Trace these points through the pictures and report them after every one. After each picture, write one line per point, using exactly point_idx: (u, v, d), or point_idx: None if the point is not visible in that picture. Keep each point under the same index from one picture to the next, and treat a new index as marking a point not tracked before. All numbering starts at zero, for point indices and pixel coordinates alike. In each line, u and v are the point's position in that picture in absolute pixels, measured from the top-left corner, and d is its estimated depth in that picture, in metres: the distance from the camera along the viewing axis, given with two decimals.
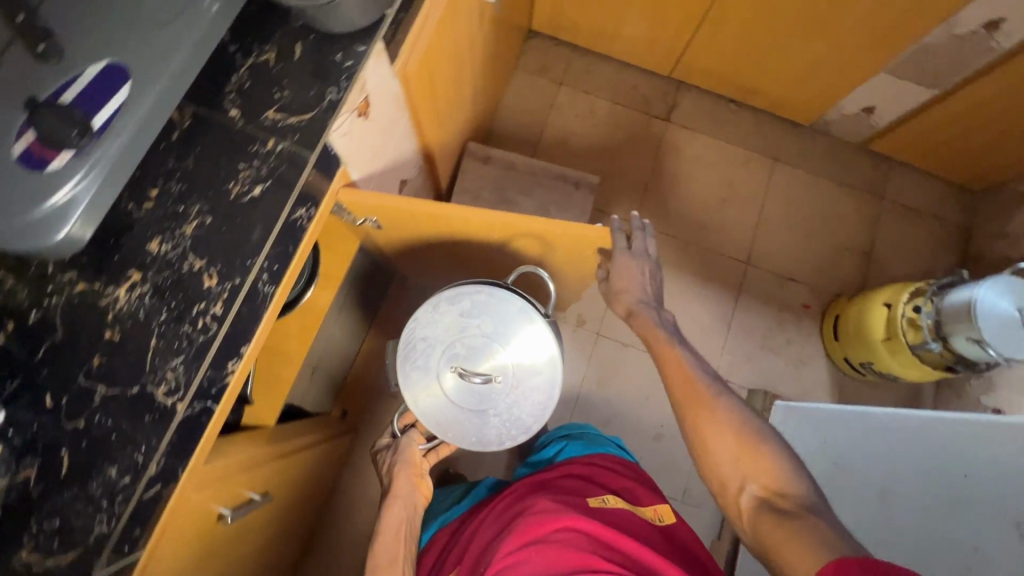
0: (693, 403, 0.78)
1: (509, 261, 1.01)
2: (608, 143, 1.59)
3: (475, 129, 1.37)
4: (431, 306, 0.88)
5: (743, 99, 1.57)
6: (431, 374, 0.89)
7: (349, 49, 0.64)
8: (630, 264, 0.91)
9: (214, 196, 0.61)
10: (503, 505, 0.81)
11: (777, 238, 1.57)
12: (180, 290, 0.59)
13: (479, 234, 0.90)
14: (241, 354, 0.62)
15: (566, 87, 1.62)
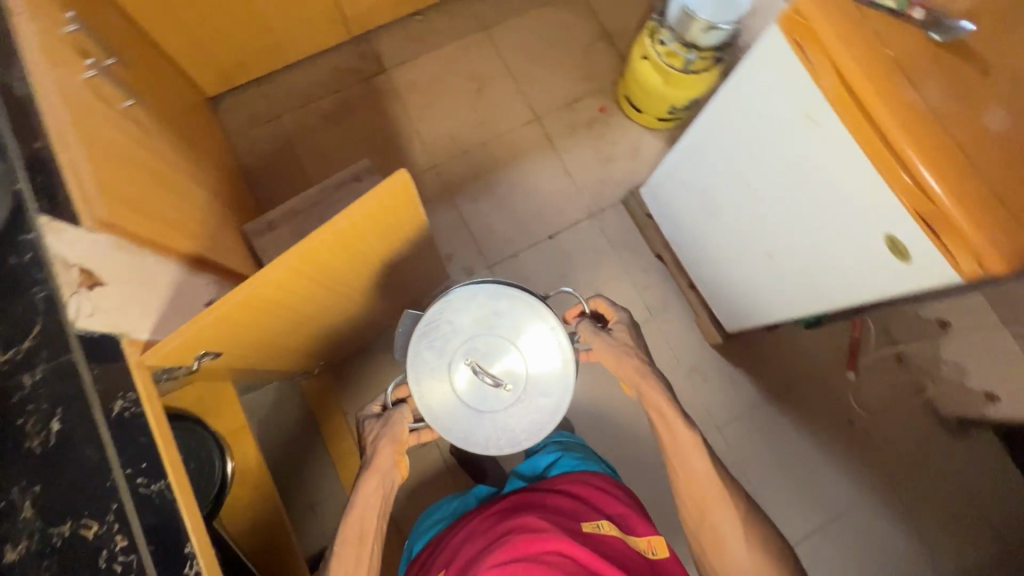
0: (694, 480, 0.82)
1: (357, 281, 0.99)
2: (359, 127, 1.58)
3: (242, 212, 1.30)
4: (469, 295, 0.80)
5: (421, 4, 1.59)
6: (443, 356, 0.80)
7: (17, 245, 0.59)
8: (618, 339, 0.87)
9: (21, 466, 0.54)
10: (491, 525, 0.80)
11: (541, 80, 1.65)
12: (72, 566, 0.53)
13: (314, 286, 0.84)
14: (190, 549, 0.60)
15: (284, 117, 1.57)
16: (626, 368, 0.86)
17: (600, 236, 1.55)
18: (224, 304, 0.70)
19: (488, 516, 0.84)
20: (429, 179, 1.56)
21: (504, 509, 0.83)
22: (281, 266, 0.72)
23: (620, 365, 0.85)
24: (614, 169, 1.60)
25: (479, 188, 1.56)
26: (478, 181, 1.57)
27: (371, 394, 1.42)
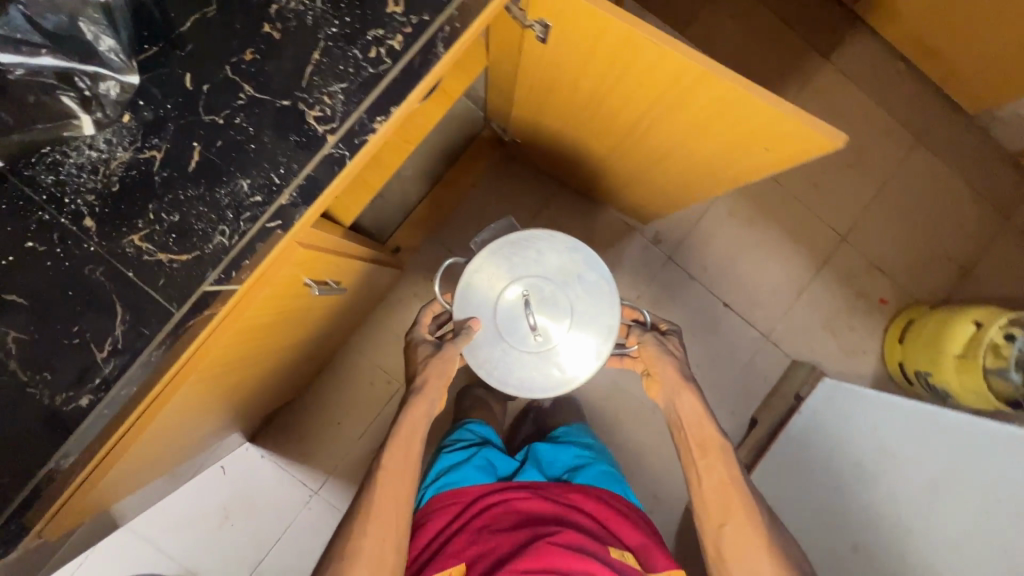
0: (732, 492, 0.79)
1: (642, 143, 0.88)
2: (751, 61, 1.42)
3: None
4: (569, 245, 0.86)
5: (918, 61, 1.38)
6: (511, 271, 0.86)
7: None
8: (671, 349, 0.89)
9: None
10: (509, 534, 0.76)
11: (883, 222, 1.45)
12: (365, 12, 0.58)
13: (651, 104, 0.74)
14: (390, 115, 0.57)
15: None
16: (668, 385, 0.87)
17: (745, 354, 1.42)
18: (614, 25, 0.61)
19: (512, 513, 0.80)
20: None
21: (524, 517, 0.79)
22: (684, 60, 0.61)
23: (669, 376, 0.86)
24: (824, 341, 1.43)
25: (743, 211, 1.43)
26: (749, 209, 1.43)
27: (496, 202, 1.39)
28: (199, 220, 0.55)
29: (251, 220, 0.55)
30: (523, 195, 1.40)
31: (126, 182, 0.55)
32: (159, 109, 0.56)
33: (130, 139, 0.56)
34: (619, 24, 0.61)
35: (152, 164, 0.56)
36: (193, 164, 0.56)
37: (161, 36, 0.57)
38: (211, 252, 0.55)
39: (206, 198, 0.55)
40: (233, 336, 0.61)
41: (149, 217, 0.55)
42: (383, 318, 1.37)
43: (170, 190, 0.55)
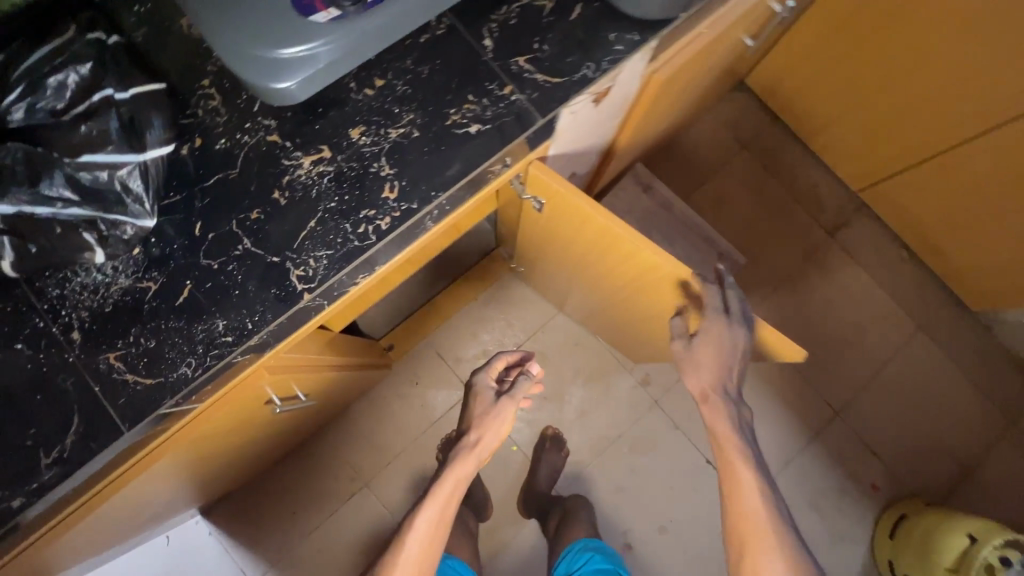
0: (743, 518, 0.69)
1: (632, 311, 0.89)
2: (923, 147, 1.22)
3: (653, 138, 1.22)
4: None
5: (922, 254, 1.44)
6: None
7: (624, 34, 0.59)
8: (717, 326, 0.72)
9: (433, 114, 0.56)
10: None
11: (881, 402, 1.42)
12: (361, 180, 0.55)
13: (626, 273, 0.81)
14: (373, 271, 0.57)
15: (739, 144, 1.52)
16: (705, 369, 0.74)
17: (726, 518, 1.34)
18: (605, 218, 0.70)
19: None
20: None
21: None
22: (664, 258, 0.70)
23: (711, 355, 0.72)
24: (808, 524, 1.36)
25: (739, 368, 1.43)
26: None
27: (494, 318, 1.41)
28: (170, 351, 0.52)
29: (218, 358, 0.52)
30: (524, 313, 1.42)
31: (83, 318, 0.52)
32: (165, 247, 0.53)
33: (131, 269, 0.52)
34: (609, 221, 0.70)
35: (146, 293, 0.52)
36: (102, 258, 0.51)
37: (180, 172, 0.54)
38: (171, 381, 0.51)
39: (181, 332, 0.52)
40: (193, 438, 0.63)
41: (121, 345, 0.51)
42: (362, 415, 1.36)
43: (132, 328, 0.52)
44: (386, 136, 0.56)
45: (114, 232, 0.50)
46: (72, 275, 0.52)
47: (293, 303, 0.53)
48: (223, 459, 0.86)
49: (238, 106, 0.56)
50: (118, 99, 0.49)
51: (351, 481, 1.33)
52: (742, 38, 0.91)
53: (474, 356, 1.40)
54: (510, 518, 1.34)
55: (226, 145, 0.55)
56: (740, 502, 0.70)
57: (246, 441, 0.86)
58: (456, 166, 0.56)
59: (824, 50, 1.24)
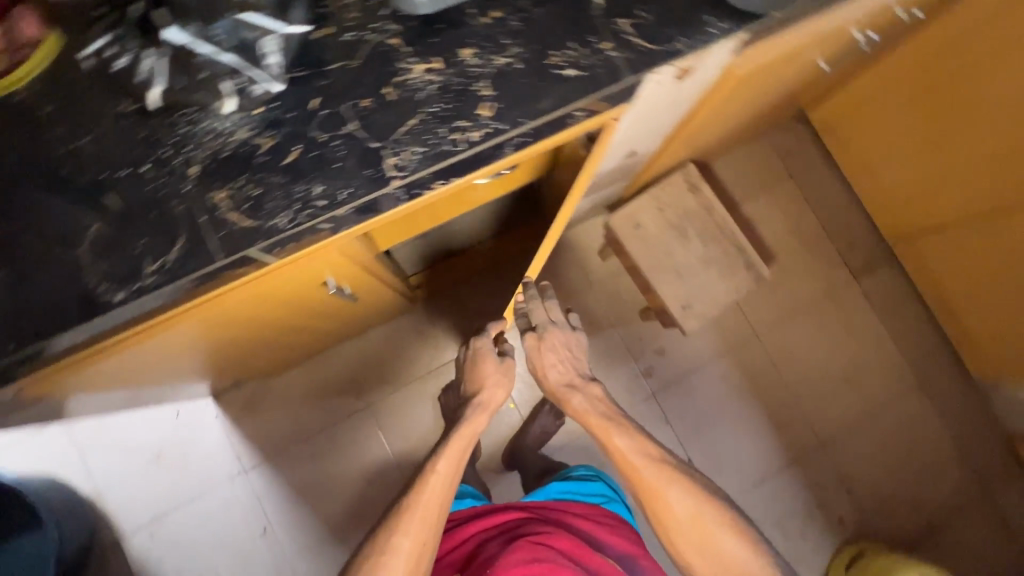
0: (635, 471, 0.97)
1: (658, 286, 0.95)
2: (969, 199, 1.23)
3: (709, 143, 1.28)
4: None
5: (936, 312, 1.48)
6: None
7: (719, 19, 0.65)
8: (547, 346, 1.11)
9: (536, 52, 0.63)
10: (509, 524, 0.92)
11: (865, 443, 1.48)
12: (462, 95, 0.62)
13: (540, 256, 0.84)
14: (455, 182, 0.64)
15: (786, 172, 1.56)
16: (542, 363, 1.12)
17: None
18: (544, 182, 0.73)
19: (506, 511, 0.96)
20: (740, 329, 1.50)
21: (511, 525, 0.91)
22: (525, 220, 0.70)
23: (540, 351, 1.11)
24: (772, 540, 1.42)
25: (738, 381, 1.48)
26: (742, 378, 1.48)
27: None
28: (271, 202, 0.59)
29: (309, 218, 0.59)
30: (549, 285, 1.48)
31: (205, 158, 0.59)
32: (283, 113, 0.60)
33: (250, 124, 0.59)
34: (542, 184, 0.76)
35: (259, 149, 0.59)
36: (231, 108, 0.59)
37: (309, 52, 0.61)
38: (266, 227, 0.59)
39: (282, 188, 0.59)
40: (255, 290, 0.69)
41: (230, 188, 0.58)
42: (378, 341, 1.43)
43: (243, 175, 0.59)
44: (491, 62, 0.62)
45: (247, 88, 0.58)
46: (199, 119, 0.59)
47: (383, 187, 0.60)
48: (264, 332, 0.94)
49: (370, 6, 0.63)
50: None
51: (356, 401, 1.41)
52: (817, 61, 0.97)
53: (493, 313, 1.46)
54: (494, 469, 1.41)
55: (352, 37, 0.62)
56: (626, 459, 0.99)
57: (288, 321, 0.93)
58: (548, 102, 0.62)
59: (884, 98, 1.29)
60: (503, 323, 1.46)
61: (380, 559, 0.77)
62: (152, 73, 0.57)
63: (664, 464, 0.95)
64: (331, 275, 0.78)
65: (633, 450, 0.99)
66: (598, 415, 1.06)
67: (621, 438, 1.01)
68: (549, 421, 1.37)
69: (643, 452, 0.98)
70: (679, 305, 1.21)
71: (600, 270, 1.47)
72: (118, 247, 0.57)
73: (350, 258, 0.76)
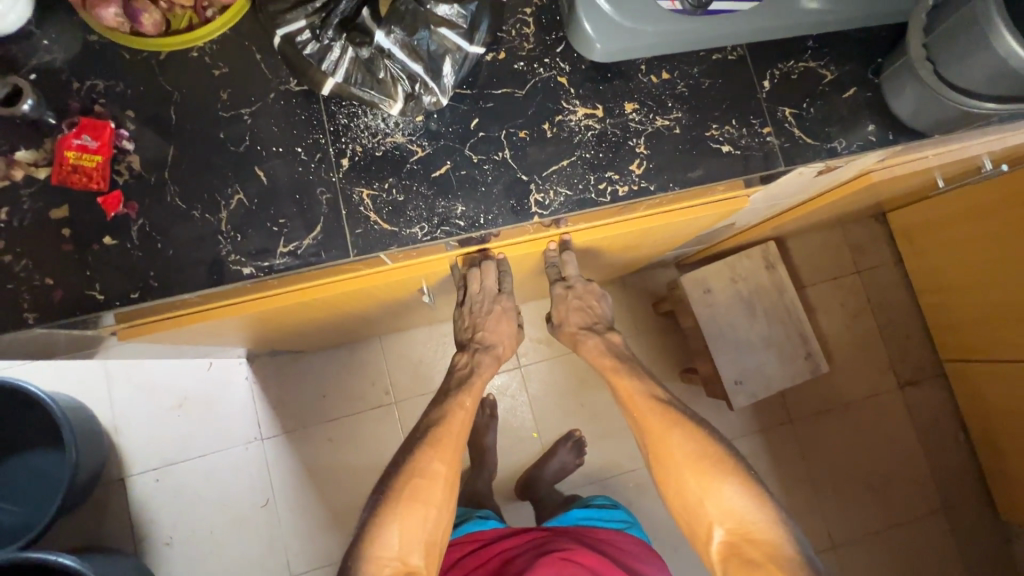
0: (644, 417, 0.83)
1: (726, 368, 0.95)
2: None
3: (792, 226, 1.28)
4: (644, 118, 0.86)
5: (978, 443, 1.45)
6: None
7: (882, 129, 0.65)
8: (574, 297, 0.90)
9: (697, 121, 0.63)
10: (531, 543, 0.89)
11: (879, 559, 1.44)
12: (618, 147, 0.62)
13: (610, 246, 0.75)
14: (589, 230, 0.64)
15: (854, 268, 1.55)
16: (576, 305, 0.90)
17: None
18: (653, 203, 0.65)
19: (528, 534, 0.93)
20: (776, 412, 1.48)
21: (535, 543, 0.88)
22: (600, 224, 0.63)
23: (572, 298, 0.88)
24: None
25: (763, 465, 1.45)
26: (769, 462, 1.46)
27: None
28: (412, 210, 0.59)
29: (444, 233, 0.59)
30: None
31: (359, 153, 0.59)
32: (442, 127, 0.60)
33: (409, 131, 0.60)
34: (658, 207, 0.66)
35: (411, 156, 0.60)
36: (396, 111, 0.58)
37: (477, 72, 0.62)
38: (402, 234, 0.59)
39: (426, 199, 0.59)
40: None
41: (376, 187, 0.59)
42: (420, 340, 1.43)
43: (390, 177, 0.59)
44: (652, 121, 0.62)
45: (419, 96, 0.57)
46: (361, 116, 0.60)
47: (521, 220, 0.60)
48: (335, 316, 0.94)
49: (545, 41, 0.63)
50: None
51: (385, 393, 1.41)
52: (935, 178, 0.96)
53: (538, 339, 1.46)
54: (504, 494, 1.40)
55: (522, 67, 0.62)
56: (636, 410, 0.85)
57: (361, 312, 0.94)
58: (699, 171, 0.62)
59: (965, 221, 1.28)
60: (544, 351, 1.45)
61: (414, 481, 0.73)
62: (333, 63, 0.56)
63: (667, 406, 0.81)
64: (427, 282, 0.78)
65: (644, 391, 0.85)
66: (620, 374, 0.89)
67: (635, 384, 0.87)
68: (570, 457, 1.37)
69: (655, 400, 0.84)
70: (732, 378, 1.19)
71: (651, 321, 1.47)
72: (256, 219, 0.58)
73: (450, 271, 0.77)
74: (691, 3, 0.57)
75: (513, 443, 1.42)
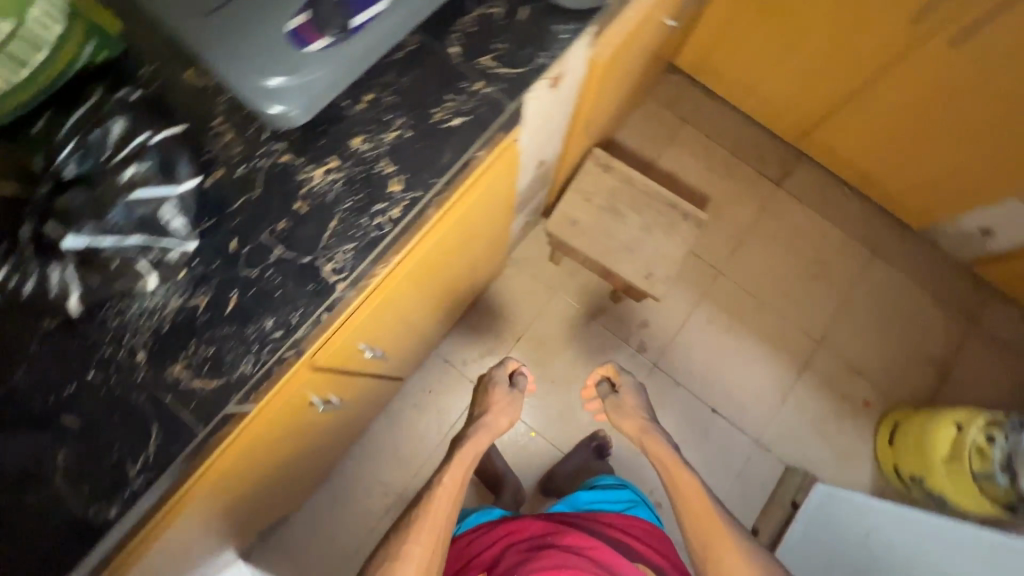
0: (689, 501, 0.96)
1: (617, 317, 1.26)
2: (845, 77, 1.34)
3: (604, 126, 1.36)
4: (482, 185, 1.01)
5: (862, 186, 1.59)
6: None
7: (566, 23, 0.70)
8: (618, 400, 1.15)
9: (419, 116, 0.65)
10: (533, 530, 1.00)
11: (856, 326, 1.55)
12: (369, 180, 0.63)
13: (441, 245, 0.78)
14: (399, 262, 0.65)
15: (681, 120, 1.66)
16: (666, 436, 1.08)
17: (739, 459, 1.46)
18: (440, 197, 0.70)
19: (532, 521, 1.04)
20: (703, 273, 1.57)
21: (534, 532, 1.00)
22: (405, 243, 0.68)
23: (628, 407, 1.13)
24: (815, 447, 1.47)
25: (723, 321, 1.54)
26: (726, 315, 1.54)
27: (496, 320, 1.51)
28: (229, 353, 0.58)
29: (272, 353, 0.59)
30: (523, 308, 1.52)
31: (150, 339, 0.58)
32: (208, 266, 0.60)
33: (181, 290, 0.59)
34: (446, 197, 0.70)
35: (197, 310, 0.59)
36: (154, 283, 0.58)
37: (208, 200, 0.62)
38: (233, 379, 0.57)
39: (235, 336, 0.58)
40: (246, 445, 0.67)
41: (184, 357, 0.57)
42: (385, 430, 1.42)
43: (191, 339, 0.58)
44: (383, 140, 0.64)
45: (163, 258, 0.57)
46: (127, 306, 0.58)
47: (329, 295, 0.60)
48: (274, 474, 0.92)
49: (248, 137, 0.64)
50: (152, 143, 0.57)
51: (384, 496, 1.38)
52: (664, 21, 1.04)
53: (482, 355, 1.49)
54: (544, 501, 1.41)
55: (244, 171, 0.63)
56: (659, 448, 1.04)
57: (294, 454, 0.92)
58: (448, 154, 0.65)
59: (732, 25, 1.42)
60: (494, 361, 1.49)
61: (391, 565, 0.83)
62: (62, 286, 0.55)
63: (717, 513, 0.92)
64: (315, 395, 0.77)
65: (662, 441, 1.06)
66: (645, 422, 1.10)
67: (677, 463, 1.01)
68: (583, 443, 1.40)
69: (663, 449, 1.04)
70: (642, 276, 1.26)
71: (559, 275, 1.53)
72: (92, 462, 0.55)
73: (329, 372, 0.76)
74: (335, 32, 0.59)
75: (523, 451, 1.45)
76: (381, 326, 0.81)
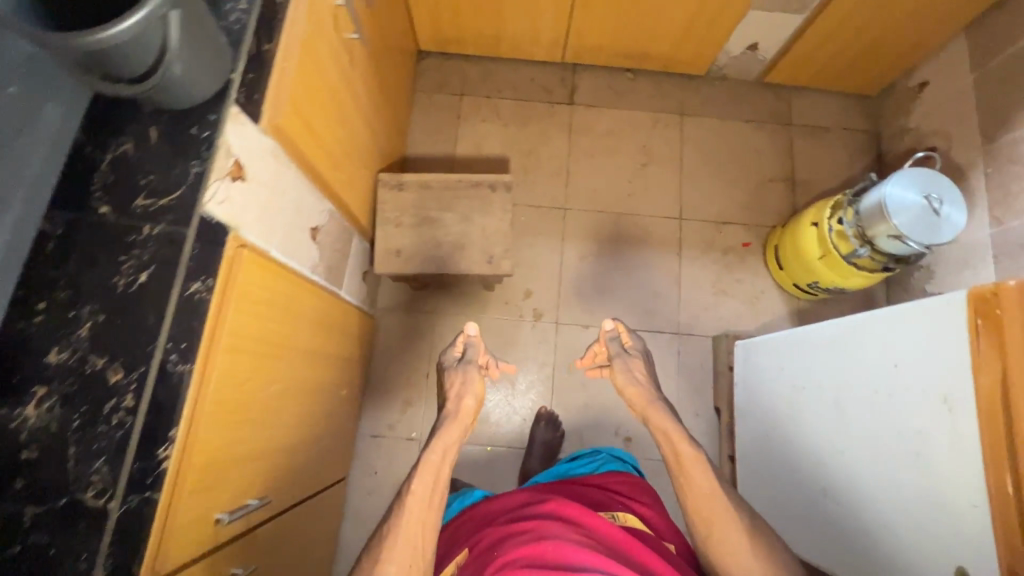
0: (698, 496, 0.94)
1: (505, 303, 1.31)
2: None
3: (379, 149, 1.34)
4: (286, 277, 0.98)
5: (637, 64, 1.64)
6: None
7: (203, 120, 0.66)
8: (629, 367, 1.16)
9: (103, 294, 0.61)
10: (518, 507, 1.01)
11: (701, 184, 1.63)
12: (88, 387, 0.58)
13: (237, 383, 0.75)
14: (172, 439, 0.61)
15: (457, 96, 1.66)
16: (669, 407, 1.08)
17: (672, 356, 1.51)
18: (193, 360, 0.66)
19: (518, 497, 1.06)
20: (553, 218, 1.59)
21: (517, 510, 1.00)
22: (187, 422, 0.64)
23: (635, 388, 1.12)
24: (724, 305, 1.54)
25: (591, 249, 1.58)
26: (592, 241, 1.58)
27: (399, 371, 1.49)
28: None
29: None
30: (416, 344, 1.50)
31: None
32: None
33: None
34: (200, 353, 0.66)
35: None
36: None
37: None
38: None
39: None
40: None
41: None
42: (357, 531, 1.38)
43: None
44: (79, 339, 0.59)
45: None
46: None
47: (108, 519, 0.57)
48: None
49: None
50: None
51: None
52: (347, 38, 1.02)
53: (406, 408, 1.46)
54: None
55: None
56: (673, 441, 1.01)
57: None
58: (152, 315, 0.61)
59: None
60: (419, 407, 1.46)
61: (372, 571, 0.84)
62: None
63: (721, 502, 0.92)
64: None
65: (679, 439, 1.02)
66: (662, 404, 1.08)
67: (689, 456, 0.99)
68: (548, 434, 1.41)
69: (687, 452, 0.99)
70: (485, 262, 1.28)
71: (432, 293, 1.53)
72: None
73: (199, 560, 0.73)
74: None
75: (490, 465, 1.45)
76: (231, 487, 0.76)
